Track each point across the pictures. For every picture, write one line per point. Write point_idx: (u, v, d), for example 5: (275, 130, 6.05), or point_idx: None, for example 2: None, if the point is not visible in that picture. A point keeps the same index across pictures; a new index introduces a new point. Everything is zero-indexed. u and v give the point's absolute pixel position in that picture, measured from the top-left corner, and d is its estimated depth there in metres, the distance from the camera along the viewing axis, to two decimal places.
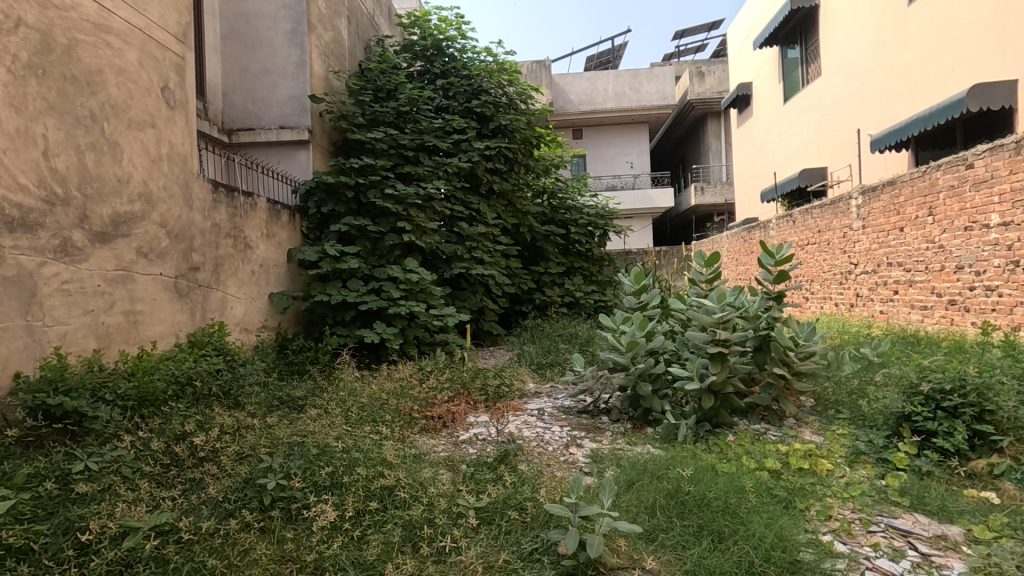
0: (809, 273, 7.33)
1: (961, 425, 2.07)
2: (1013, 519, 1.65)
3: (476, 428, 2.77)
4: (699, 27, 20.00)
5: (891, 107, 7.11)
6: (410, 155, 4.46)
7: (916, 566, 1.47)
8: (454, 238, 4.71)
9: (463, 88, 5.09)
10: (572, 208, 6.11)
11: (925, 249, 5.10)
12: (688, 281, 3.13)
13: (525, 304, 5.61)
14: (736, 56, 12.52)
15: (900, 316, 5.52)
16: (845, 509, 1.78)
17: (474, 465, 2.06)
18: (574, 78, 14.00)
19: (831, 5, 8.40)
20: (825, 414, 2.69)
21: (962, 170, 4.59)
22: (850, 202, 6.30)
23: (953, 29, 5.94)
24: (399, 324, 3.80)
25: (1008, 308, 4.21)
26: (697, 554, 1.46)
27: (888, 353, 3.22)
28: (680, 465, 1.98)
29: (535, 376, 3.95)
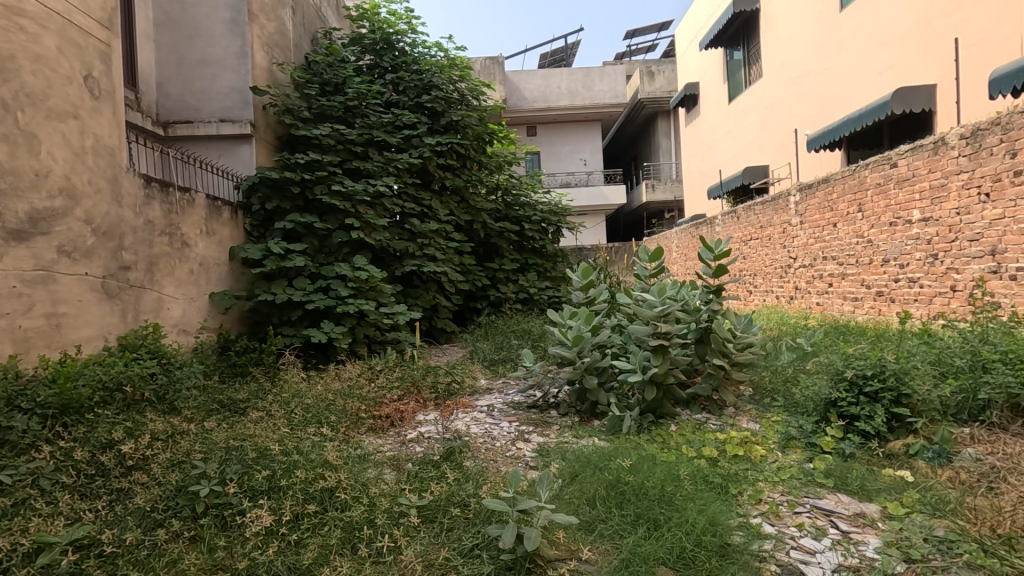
0: (752, 267, 7.62)
1: (881, 410, 2.19)
2: (925, 496, 1.75)
3: (424, 427, 2.74)
4: (649, 27, 20.51)
5: (825, 109, 7.46)
6: (358, 150, 4.35)
7: (835, 544, 1.55)
8: (406, 235, 4.63)
9: (413, 83, 5.02)
10: (525, 204, 6.11)
11: (856, 244, 5.39)
12: (634, 276, 3.19)
13: (479, 301, 5.60)
14: (683, 57, 12.87)
15: (834, 307, 5.81)
16: (774, 492, 1.86)
17: (419, 463, 2.03)
18: (527, 75, 14.06)
19: (771, 9, 8.73)
20: (761, 402, 2.81)
21: (888, 169, 4.86)
22: (789, 199, 6.57)
23: (882, 36, 6.27)
24: (348, 323, 3.72)
25: (928, 299, 4.49)
26: (632, 542, 1.50)
27: (819, 342, 3.39)
28: (622, 456, 2.03)
29: (486, 373, 3.95)
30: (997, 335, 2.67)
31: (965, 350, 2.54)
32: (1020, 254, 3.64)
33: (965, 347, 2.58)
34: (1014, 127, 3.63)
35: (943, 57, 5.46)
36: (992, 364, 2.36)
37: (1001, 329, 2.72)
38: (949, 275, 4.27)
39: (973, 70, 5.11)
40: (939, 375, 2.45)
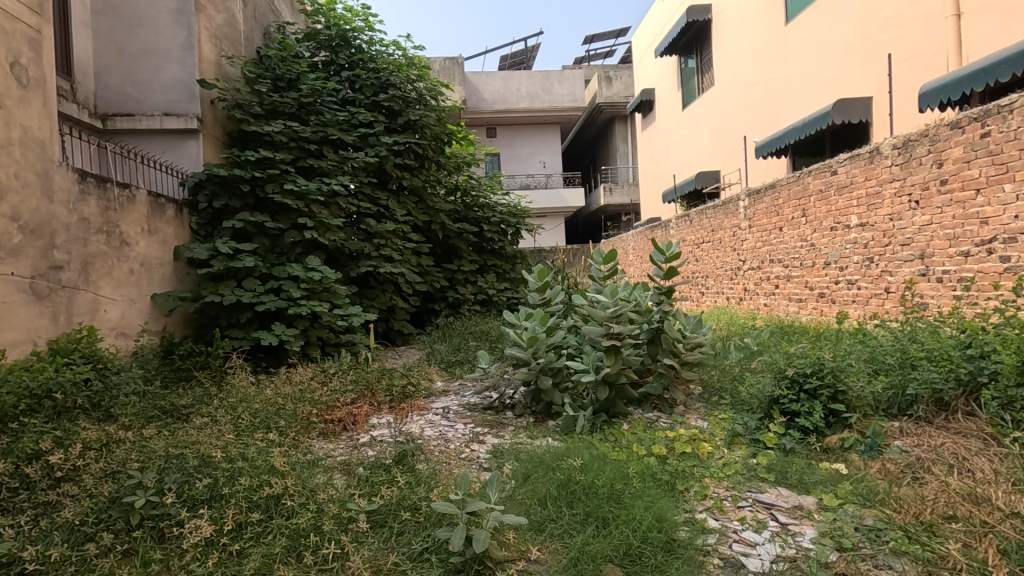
0: (703, 269, 7.85)
1: (819, 406, 2.29)
2: (857, 487, 1.84)
3: (377, 430, 2.69)
4: (608, 33, 20.88)
5: (772, 118, 7.76)
6: (312, 148, 4.24)
7: (774, 536, 1.61)
8: (361, 235, 4.55)
9: (369, 82, 4.94)
10: (484, 206, 6.07)
11: (800, 247, 5.63)
12: (588, 278, 3.23)
13: (438, 303, 5.54)
14: (640, 63, 13.14)
15: (780, 308, 6.05)
16: (719, 487, 1.93)
17: (371, 467, 1.99)
18: (487, 77, 14.04)
19: (722, 19, 9.02)
20: (709, 400, 2.90)
21: (829, 177, 5.10)
22: (738, 204, 6.80)
23: (824, 49, 6.57)
24: (300, 325, 3.62)
25: (864, 300, 4.73)
26: (581, 540, 1.51)
27: (764, 342, 3.52)
28: (573, 455, 2.05)
29: (443, 375, 3.93)
30: (924, 333, 2.84)
31: (896, 348, 2.68)
32: (946, 258, 3.89)
33: (897, 345, 2.73)
34: (941, 139, 3.89)
35: (880, 71, 5.76)
36: (919, 361, 2.50)
37: (929, 328, 2.89)
38: (883, 277, 4.51)
39: (905, 84, 5.42)
40: (872, 372, 2.59)
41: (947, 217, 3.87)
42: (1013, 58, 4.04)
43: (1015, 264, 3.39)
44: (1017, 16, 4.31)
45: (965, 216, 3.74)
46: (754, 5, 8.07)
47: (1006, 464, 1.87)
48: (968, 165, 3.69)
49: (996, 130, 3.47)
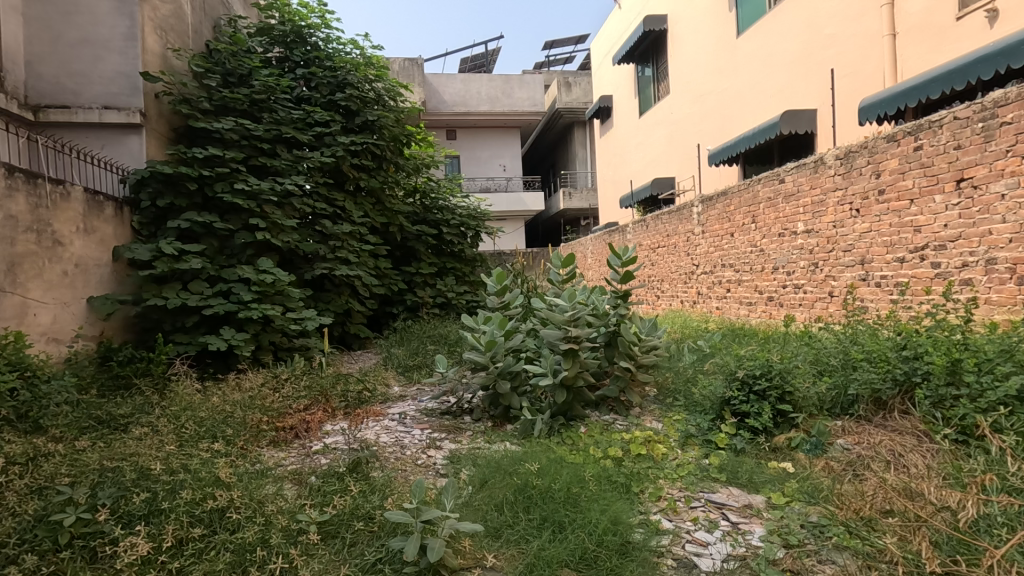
0: (659, 273, 8.02)
1: (767, 406, 2.38)
2: (803, 485, 1.91)
3: (331, 437, 2.62)
4: (568, 40, 21.24)
5: (724, 126, 8.02)
6: (265, 147, 4.10)
7: (725, 535, 1.65)
8: (316, 236, 4.42)
9: (326, 80, 4.82)
10: (444, 208, 5.99)
11: (750, 253, 5.83)
12: (547, 282, 3.24)
13: (396, 305, 5.42)
14: (599, 70, 13.35)
15: (731, 311, 6.25)
16: (673, 488, 1.97)
17: (323, 476, 1.93)
18: (447, 78, 13.92)
19: (678, 30, 9.27)
20: (664, 402, 2.96)
21: (777, 185, 5.30)
22: (692, 210, 6.99)
23: (773, 63, 6.85)
24: (251, 329, 3.48)
25: (810, 303, 4.94)
26: (537, 546, 1.51)
27: (716, 344, 3.63)
28: (531, 459, 2.04)
29: (400, 379, 3.86)
30: (864, 336, 2.98)
31: (839, 350, 2.81)
32: (884, 264, 4.11)
33: (839, 347, 2.86)
34: (879, 151, 4.11)
35: (824, 84, 6.03)
36: (860, 362, 2.62)
37: (869, 331, 3.03)
38: (827, 282, 4.72)
39: (847, 98, 5.70)
40: (817, 373, 2.70)
41: (885, 225, 4.09)
42: (945, 76, 4.30)
43: (945, 269, 3.60)
44: (947, 38, 4.60)
45: (901, 224, 3.95)
46: (707, 18, 8.32)
47: (938, 459, 1.98)
48: (904, 176, 3.91)
49: (928, 144, 3.70)
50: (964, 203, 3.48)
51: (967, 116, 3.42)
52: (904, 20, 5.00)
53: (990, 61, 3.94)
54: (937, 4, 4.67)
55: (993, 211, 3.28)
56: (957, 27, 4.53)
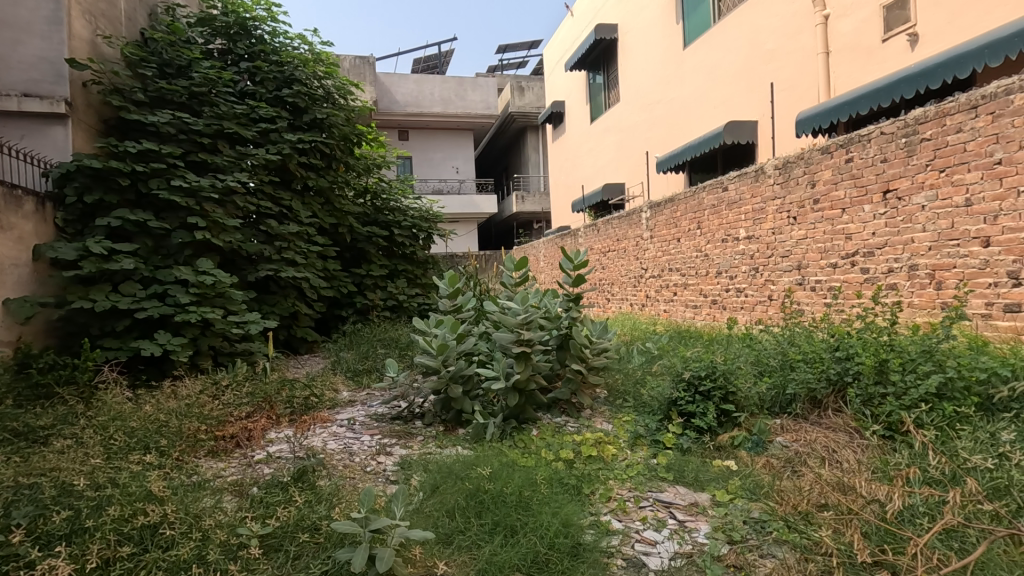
0: (609, 277, 8.18)
1: (712, 406, 2.47)
2: (745, 482, 1.99)
3: (275, 446, 2.53)
4: (521, 44, 21.46)
5: (671, 135, 8.28)
6: (205, 142, 3.91)
7: (672, 533, 1.69)
8: (261, 237, 4.26)
9: (272, 75, 4.64)
10: (395, 210, 5.87)
11: (695, 257, 6.03)
12: (500, 284, 3.23)
13: (345, 308, 5.26)
14: (552, 76, 13.51)
15: (678, 314, 6.45)
16: (623, 489, 2.01)
17: (266, 487, 1.84)
18: (400, 78, 13.73)
19: (628, 39, 9.50)
20: (614, 403, 3.02)
21: (721, 193, 5.51)
22: (641, 215, 7.16)
23: (718, 75, 7.13)
24: (189, 333, 3.31)
25: (751, 306, 5.17)
26: (489, 551, 1.50)
27: (663, 346, 3.73)
28: (483, 463, 2.03)
29: (349, 384, 3.78)
30: (801, 337, 3.14)
31: (777, 351, 2.95)
32: (818, 269, 4.34)
33: (778, 349, 2.99)
34: (813, 162, 4.35)
35: (764, 98, 6.32)
36: (797, 363, 2.75)
37: (805, 333, 3.19)
38: (767, 286, 4.94)
39: (784, 112, 5.99)
40: (758, 373, 2.83)
41: (819, 232, 4.32)
42: (873, 93, 4.58)
43: (873, 274, 3.84)
44: (874, 58, 4.93)
45: (834, 231, 4.19)
46: (656, 29, 8.58)
47: (868, 454, 2.10)
48: (836, 186, 4.14)
49: (858, 157, 3.94)
50: (890, 212, 3.72)
51: (892, 132, 3.66)
52: (836, 39, 5.31)
53: (912, 82, 4.25)
54: (865, 26, 4.99)
55: (915, 220, 3.52)
56: (882, 48, 4.86)
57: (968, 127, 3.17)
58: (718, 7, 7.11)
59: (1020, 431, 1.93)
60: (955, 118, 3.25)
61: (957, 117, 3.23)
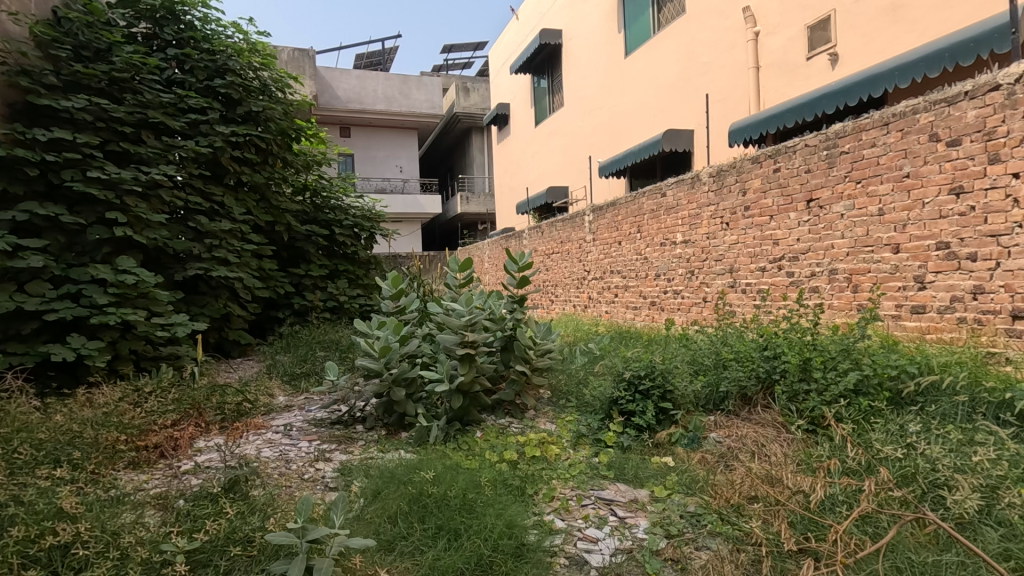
0: (553, 279, 8.29)
1: (651, 405, 2.57)
2: (682, 478, 2.06)
3: (203, 456, 2.39)
4: (467, 45, 21.42)
5: (612, 141, 8.48)
6: (127, 132, 3.65)
7: (613, 530, 1.73)
8: (190, 234, 4.02)
9: (202, 63, 4.40)
10: (336, 208, 5.69)
11: (635, 260, 6.21)
12: (444, 285, 3.20)
13: (282, 310, 5.06)
14: (497, 79, 13.56)
15: (619, 315, 6.63)
16: (566, 488, 2.04)
17: (193, 499, 1.74)
18: (341, 73, 13.35)
19: (572, 45, 9.67)
20: (558, 403, 3.07)
21: (659, 198, 5.70)
22: (583, 218, 7.30)
23: (657, 85, 7.38)
24: (107, 336, 3.08)
25: (687, 308, 5.38)
26: (432, 556, 1.48)
27: (605, 346, 3.82)
28: (426, 467, 2.00)
29: (286, 389, 3.64)
30: (733, 337, 3.29)
31: (712, 351, 3.08)
32: (749, 273, 4.57)
33: (712, 348, 3.13)
34: (745, 171, 4.58)
35: (700, 108, 6.60)
36: (729, 361, 2.88)
37: (736, 333, 3.35)
38: (702, 288, 5.17)
39: (718, 122, 6.28)
40: (693, 372, 2.95)
41: (750, 237, 4.56)
42: (799, 107, 4.87)
43: (798, 278, 4.09)
44: (800, 74, 5.25)
45: (763, 237, 4.42)
46: (599, 37, 8.78)
47: (793, 448, 2.23)
48: (765, 195, 4.38)
49: (785, 167, 4.18)
50: (813, 220, 3.97)
51: (816, 144, 3.91)
52: (766, 55, 5.62)
53: (833, 99, 4.55)
54: (792, 44, 5.31)
55: (834, 228, 3.78)
56: (806, 66, 5.18)
57: (881, 142, 3.44)
58: (657, 19, 7.36)
59: (924, 422, 2.11)
60: (870, 134, 3.52)
61: (871, 133, 3.50)
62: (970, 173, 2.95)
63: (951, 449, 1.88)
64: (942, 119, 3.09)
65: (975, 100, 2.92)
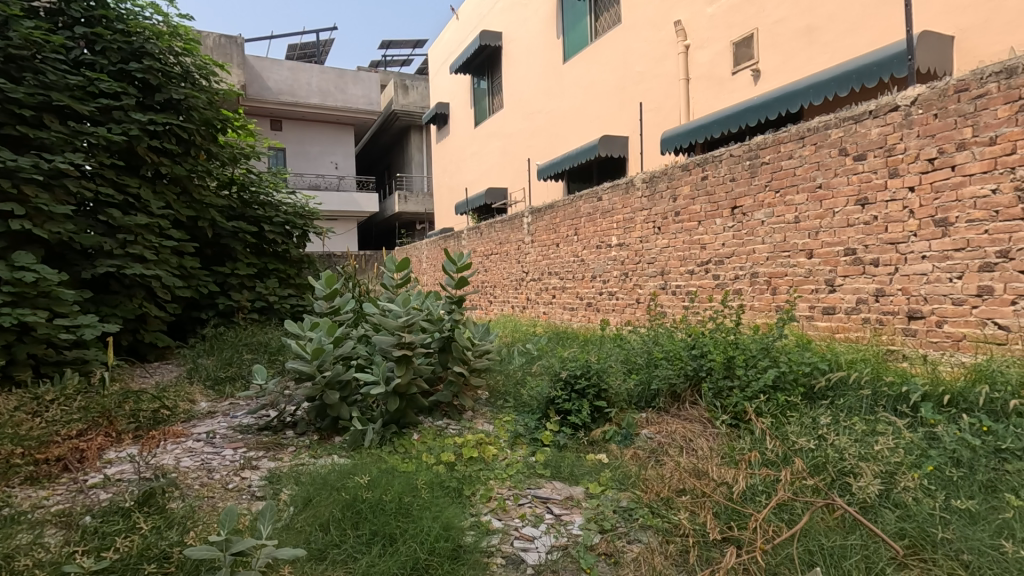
0: (491, 280, 8.31)
1: (586, 404, 2.63)
2: (615, 473, 2.13)
3: (114, 468, 2.21)
4: (406, 42, 21.14)
5: (551, 144, 8.62)
6: (27, 115, 3.33)
7: (549, 528, 1.76)
8: (100, 228, 3.72)
9: (115, 45, 4.07)
10: (266, 204, 5.41)
11: (572, 262, 6.33)
12: (380, 285, 3.14)
13: (205, 310, 4.78)
14: (437, 78, 13.46)
15: (556, 315, 6.74)
16: (503, 488, 2.05)
17: (102, 515, 1.60)
18: (272, 63, 12.81)
19: (512, 48, 9.75)
20: (495, 404, 3.08)
21: (595, 202, 5.85)
22: (522, 220, 7.37)
23: (594, 91, 7.57)
24: (1, 339, 2.79)
25: (621, 308, 5.55)
26: (366, 562, 1.44)
27: (542, 347, 3.88)
28: (360, 472, 1.95)
29: (208, 395, 3.44)
30: (663, 337, 3.43)
31: (644, 350, 3.20)
32: (679, 275, 4.78)
33: (645, 348, 3.25)
34: (675, 178, 4.78)
35: (634, 116, 6.83)
36: (660, 360, 3.00)
37: (667, 333, 3.49)
38: (635, 290, 5.34)
39: (651, 130, 6.52)
40: (627, 371, 3.05)
41: (679, 241, 4.76)
42: (725, 119, 5.14)
43: (722, 280, 4.31)
44: (726, 87, 5.55)
45: (691, 241, 4.64)
46: (538, 41, 8.91)
47: (718, 441, 2.35)
48: (693, 201, 4.59)
49: (712, 175, 4.39)
50: (736, 226, 4.19)
51: (739, 155, 4.14)
52: (695, 67, 5.90)
53: (755, 112, 4.83)
54: (719, 59, 5.60)
55: (756, 234, 4.02)
56: (732, 80, 5.48)
57: (797, 155, 3.69)
58: (595, 27, 7.55)
59: (833, 415, 2.28)
60: (787, 146, 3.77)
61: (788, 145, 3.75)
62: (874, 186, 3.22)
63: (856, 439, 2.05)
64: (849, 135, 3.36)
65: (877, 119, 3.20)
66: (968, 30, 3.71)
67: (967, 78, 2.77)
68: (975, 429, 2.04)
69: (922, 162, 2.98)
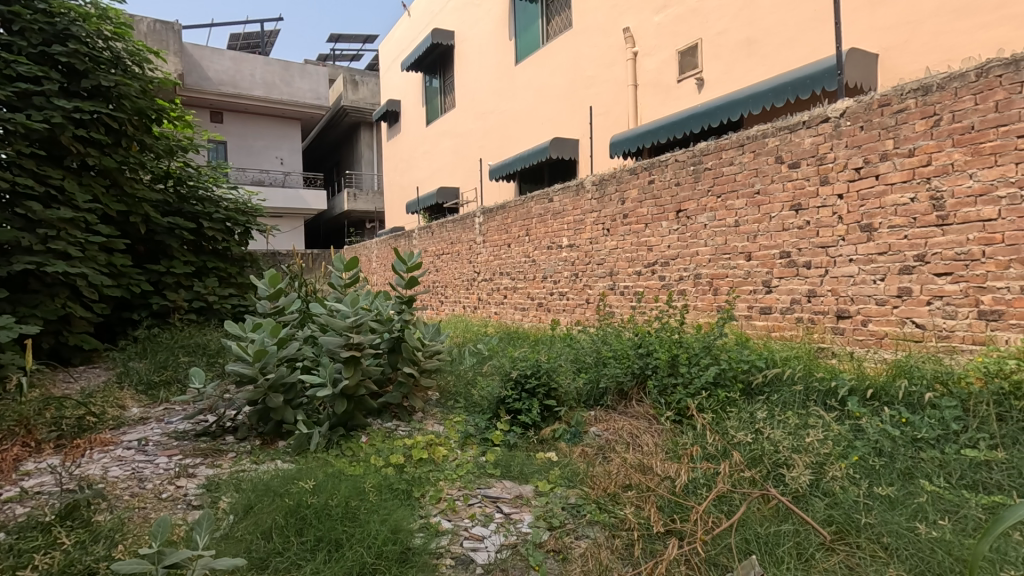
0: (442, 280, 8.24)
1: (535, 403, 2.66)
2: (564, 471, 2.16)
3: (32, 480, 2.06)
4: (355, 36, 20.68)
5: (503, 145, 8.64)
6: None
7: (498, 527, 1.76)
8: (18, 221, 3.45)
9: (36, 26, 3.79)
10: (205, 199, 5.17)
11: (523, 263, 6.37)
12: (328, 285, 3.06)
13: (137, 310, 4.52)
14: (388, 74, 13.24)
15: (507, 315, 6.76)
16: (453, 489, 2.04)
17: (18, 531, 1.48)
18: (212, 53, 12.25)
19: (464, 47, 9.71)
20: (446, 404, 3.06)
21: (546, 203, 5.91)
22: (474, 220, 7.35)
23: (545, 94, 7.65)
24: None
25: (571, 308, 5.64)
26: (310, 569, 1.40)
27: (493, 347, 3.88)
28: (305, 477, 1.89)
29: (141, 400, 3.25)
30: (611, 336, 3.50)
31: (592, 349, 3.26)
32: (627, 276, 4.89)
33: (593, 347, 3.31)
34: (623, 182, 4.89)
35: (584, 119, 6.95)
36: (608, 359, 3.07)
37: (615, 332, 3.56)
38: (585, 290, 5.44)
39: (601, 134, 6.65)
40: (576, 370, 3.10)
41: (627, 243, 4.88)
42: (671, 125, 5.30)
43: (668, 281, 4.45)
44: (672, 94, 5.72)
45: (639, 243, 4.76)
46: (490, 42, 8.92)
47: (662, 437, 2.42)
48: (641, 205, 4.72)
49: (659, 179, 4.52)
50: (681, 229, 4.34)
51: (684, 160, 4.28)
52: (643, 74, 6.06)
53: (698, 119, 5.01)
54: (665, 66, 5.78)
55: (699, 236, 4.16)
56: (677, 87, 5.66)
57: (737, 161, 3.86)
58: (547, 30, 7.63)
59: (769, 410, 2.39)
60: (728, 153, 3.93)
61: (729, 152, 3.91)
62: (807, 192, 3.41)
63: (789, 432, 2.16)
64: (785, 144, 3.54)
65: (810, 129, 3.38)
66: (891, 49, 3.97)
67: (889, 93, 2.98)
68: (895, 421, 2.19)
69: (850, 171, 3.17)
